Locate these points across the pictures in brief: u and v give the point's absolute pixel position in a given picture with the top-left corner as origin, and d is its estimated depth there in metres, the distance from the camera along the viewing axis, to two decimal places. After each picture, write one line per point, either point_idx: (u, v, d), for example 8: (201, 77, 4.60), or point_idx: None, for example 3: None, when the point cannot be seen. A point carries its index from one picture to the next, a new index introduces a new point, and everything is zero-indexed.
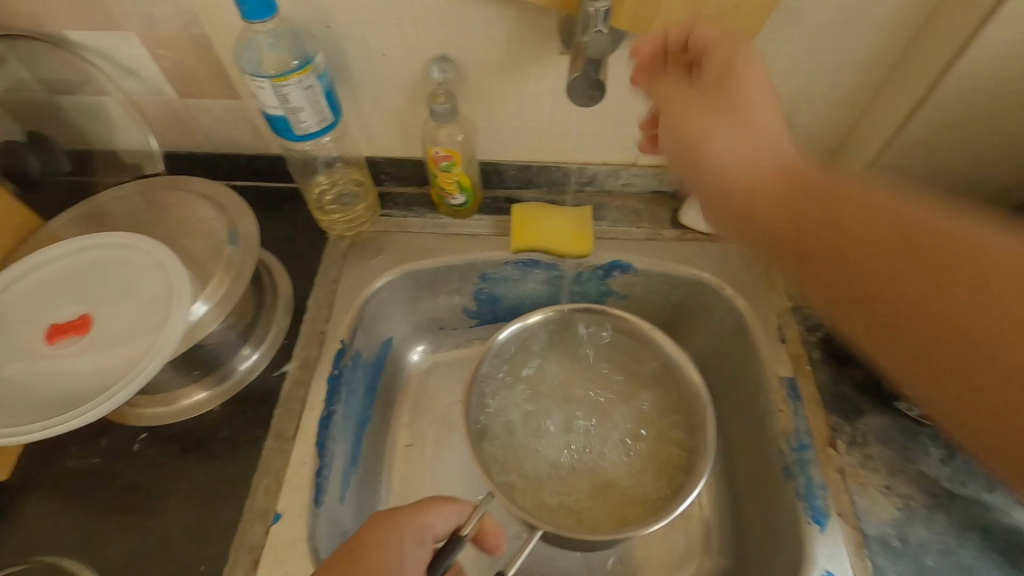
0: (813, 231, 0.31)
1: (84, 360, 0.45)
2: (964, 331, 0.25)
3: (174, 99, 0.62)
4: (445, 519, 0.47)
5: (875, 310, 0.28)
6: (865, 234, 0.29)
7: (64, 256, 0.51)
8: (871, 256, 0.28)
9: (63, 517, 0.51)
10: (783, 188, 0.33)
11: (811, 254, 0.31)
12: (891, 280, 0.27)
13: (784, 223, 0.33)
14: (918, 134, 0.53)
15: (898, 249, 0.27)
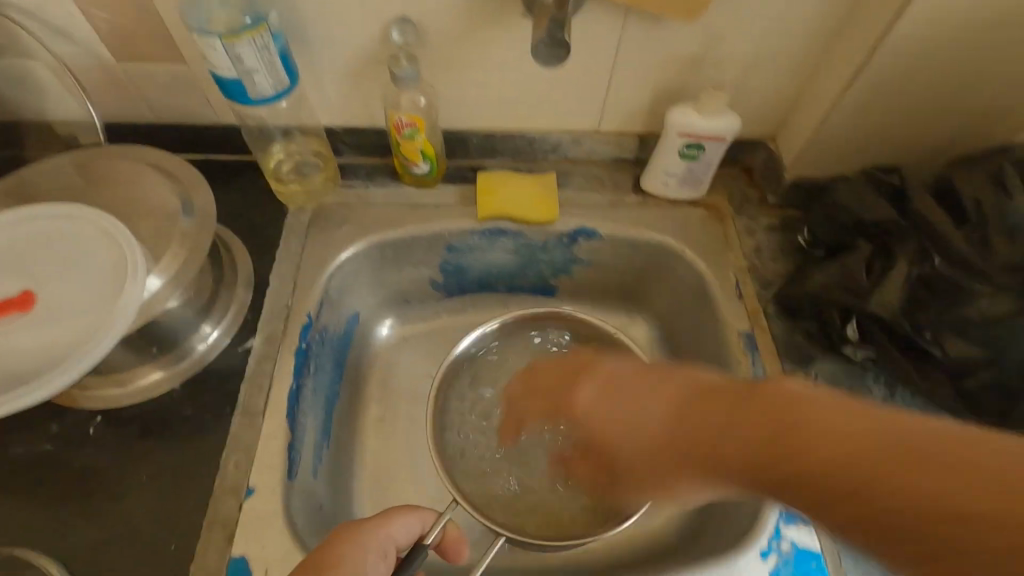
0: (766, 475, 0.29)
1: (28, 337, 0.43)
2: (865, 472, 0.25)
3: (112, 64, 0.58)
4: (410, 529, 0.46)
5: (856, 528, 0.26)
6: (867, 489, 0.25)
7: (2, 228, 0.48)
8: (862, 498, 0.26)
9: (12, 508, 0.49)
10: (669, 402, 0.36)
11: (777, 484, 0.29)
12: (829, 489, 0.27)
13: (796, 489, 0.28)
14: (861, 96, 0.56)
15: (890, 482, 0.25)
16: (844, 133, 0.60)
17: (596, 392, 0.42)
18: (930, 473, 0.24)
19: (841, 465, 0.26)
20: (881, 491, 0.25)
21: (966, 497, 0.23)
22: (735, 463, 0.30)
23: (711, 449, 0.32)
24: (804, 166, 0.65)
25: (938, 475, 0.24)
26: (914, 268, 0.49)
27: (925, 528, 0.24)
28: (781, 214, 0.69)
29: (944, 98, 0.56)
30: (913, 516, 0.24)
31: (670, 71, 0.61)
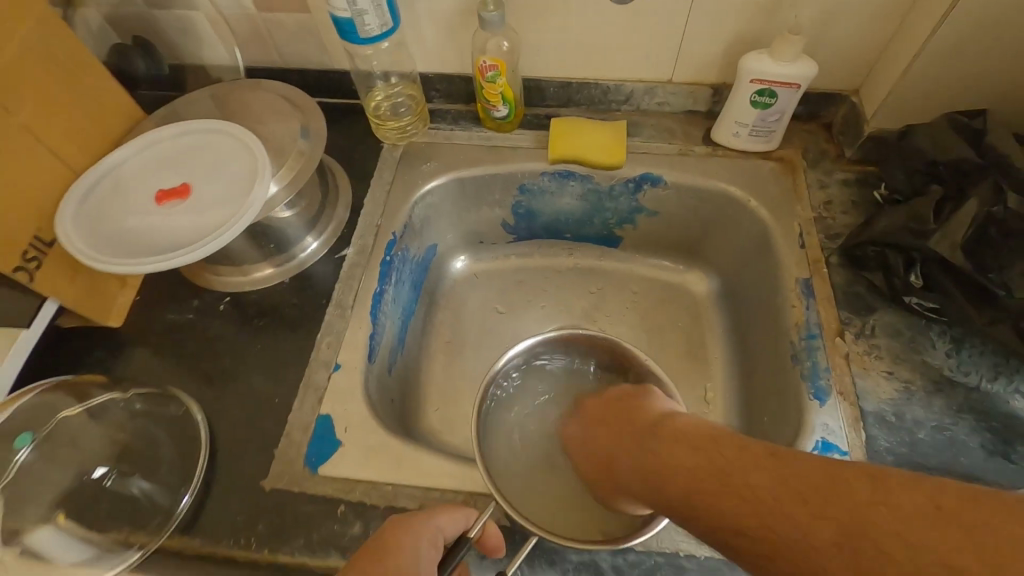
0: (663, 485, 0.41)
1: (184, 218, 0.54)
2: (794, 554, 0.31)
3: (253, 13, 0.69)
4: (455, 521, 0.45)
5: (724, 538, 0.36)
6: (729, 509, 0.35)
7: (174, 136, 0.60)
8: (723, 526, 0.36)
9: (157, 362, 0.61)
10: (621, 473, 0.46)
11: (668, 491, 0.41)
12: (711, 511, 0.37)
13: (682, 498, 0.39)
14: (952, 38, 0.54)
15: (742, 501, 0.35)
16: (933, 80, 0.58)
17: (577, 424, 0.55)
18: (752, 483, 0.35)
19: (701, 484, 0.38)
20: (727, 541, 0.35)
21: (788, 524, 0.32)
22: (637, 475, 0.44)
23: (636, 464, 0.45)
24: (886, 116, 0.63)
25: (766, 495, 0.34)
26: (984, 207, 0.48)
27: (746, 525, 0.34)
28: (858, 169, 0.68)
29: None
30: (752, 529, 0.34)
31: (749, 17, 0.61)
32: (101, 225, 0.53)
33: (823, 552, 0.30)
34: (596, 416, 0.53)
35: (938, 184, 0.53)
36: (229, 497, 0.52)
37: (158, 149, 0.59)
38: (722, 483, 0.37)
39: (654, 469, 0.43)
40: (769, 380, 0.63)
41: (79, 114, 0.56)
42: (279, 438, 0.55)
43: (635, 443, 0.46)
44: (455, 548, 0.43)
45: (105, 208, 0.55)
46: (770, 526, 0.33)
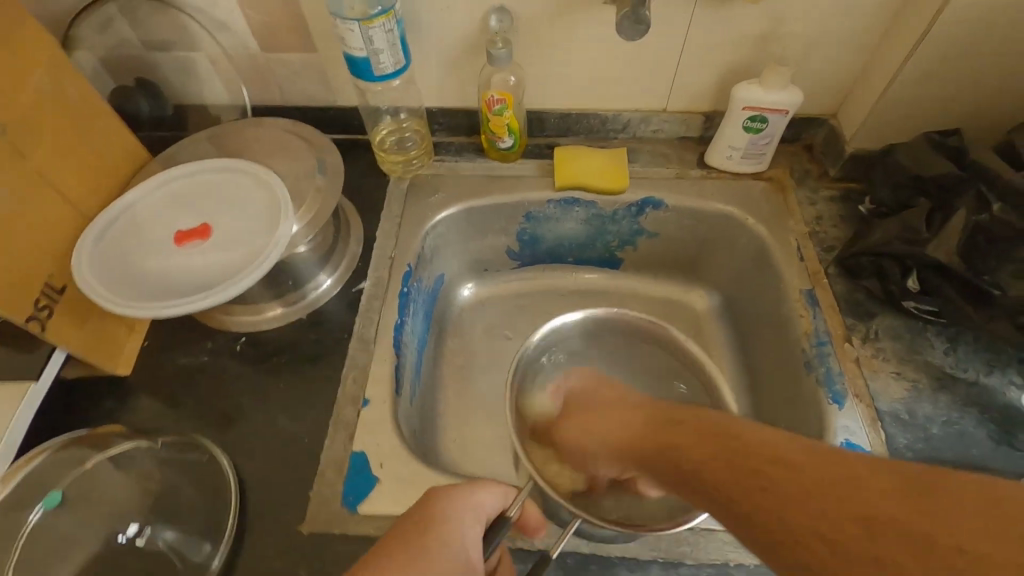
0: (696, 420, 0.40)
1: (207, 258, 0.54)
2: (832, 500, 0.29)
3: (258, 53, 0.70)
4: (496, 499, 0.47)
5: (751, 466, 0.33)
6: (775, 445, 0.34)
7: (186, 176, 0.59)
8: (757, 457, 0.34)
9: (171, 409, 0.58)
10: (639, 417, 0.46)
11: (699, 427, 0.39)
12: (750, 443, 0.35)
13: (717, 426, 0.38)
14: (923, 66, 0.60)
15: (795, 444, 0.33)
16: (907, 104, 0.64)
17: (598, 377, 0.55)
18: (798, 450, 0.33)
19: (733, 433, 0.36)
20: (754, 470, 0.33)
21: (834, 471, 0.30)
22: (664, 412, 0.44)
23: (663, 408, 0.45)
24: (866, 137, 0.68)
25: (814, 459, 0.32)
26: (972, 215, 0.52)
27: (791, 460, 0.32)
28: (843, 185, 0.73)
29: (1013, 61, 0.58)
30: (797, 462, 0.32)
31: (737, 51, 0.66)
32: (121, 266, 0.52)
33: (883, 496, 0.28)
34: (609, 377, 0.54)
35: (925, 197, 0.58)
36: (266, 544, 0.50)
37: (172, 189, 0.58)
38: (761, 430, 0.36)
39: (689, 409, 0.42)
40: (780, 387, 0.66)
41: (92, 158, 0.56)
42: (312, 479, 0.53)
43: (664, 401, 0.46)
44: (496, 525, 0.46)
45: (124, 248, 0.54)
46: (817, 468, 0.31)
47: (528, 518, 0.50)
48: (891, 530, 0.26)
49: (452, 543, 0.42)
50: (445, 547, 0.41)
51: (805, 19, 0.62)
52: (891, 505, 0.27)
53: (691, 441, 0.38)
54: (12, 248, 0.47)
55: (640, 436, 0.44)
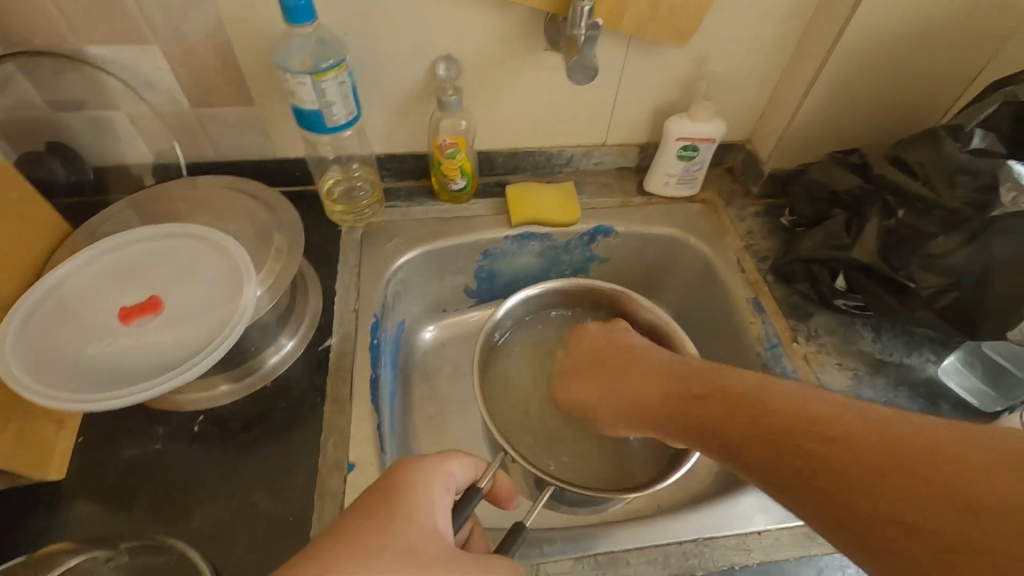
0: (725, 388, 0.45)
1: (162, 335, 0.49)
2: (869, 473, 0.32)
3: (189, 109, 0.66)
4: (467, 472, 0.48)
5: (801, 449, 0.36)
6: (827, 424, 0.36)
7: (124, 245, 0.54)
8: (809, 438, 0.36)
9: (123, 510, 0.51)
10: (664, 388, 0.50)
11: (726, 402, 0.44)
12: (794, 423, 0.38)
13: (750, 399, 0.42)
14: (820, 97, 0.69)
15: (849, 423, 0.35)
16: (811, 129, 0.73)
17: (605, 356, 0.58)
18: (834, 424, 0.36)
19: (766, 409, 0.40)
20: (805, 451, 0.36)
21: (874, 446, 0.33)
22: (677, 387, 0.49)
23: (684, 376, 0.49)
24: (779, 158, 0.77)
25: (851, 436, 0.34)
26: (881, 223, 0.60)
27: (844, 437, 0.35)
28: (764, 202, 0.81)
29: (888, 89, 0.69)
30: (854, 440, 0.34)
31: (665, 89, 0.73)
32: (53, 356, 0.46)
33: (963, 472, 0.29)
34: (617, 356, 0.56)
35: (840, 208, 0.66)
36: None
37: (109, 261, 0.53)
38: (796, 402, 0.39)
39: (700, 382, 0.47)
40: None
41: (6, 235, 0.49)
42: None
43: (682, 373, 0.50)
44: (466, 497, 0.48)
45: (55, 334, 0.48)
46: (880, 446, 0.33)
47: (500, 489, 0.55)
48: (984, 510, 0.27)
49: (423, 508, 0.41)
50: (411, 512, 0.40)
51: (718, 60, 0.70)
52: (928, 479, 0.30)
53: (726, 418, 0.43)
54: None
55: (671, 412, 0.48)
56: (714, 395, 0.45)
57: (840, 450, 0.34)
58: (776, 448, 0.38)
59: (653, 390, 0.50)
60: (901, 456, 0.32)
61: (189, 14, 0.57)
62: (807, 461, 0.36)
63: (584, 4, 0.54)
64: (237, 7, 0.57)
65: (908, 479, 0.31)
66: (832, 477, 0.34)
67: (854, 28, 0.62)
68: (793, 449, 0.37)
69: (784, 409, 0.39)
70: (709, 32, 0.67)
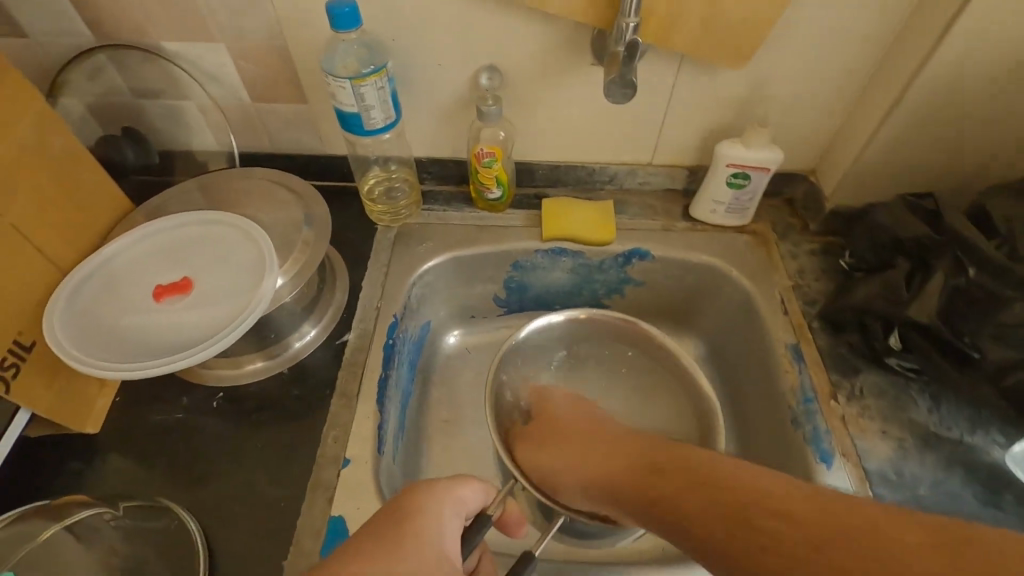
0: (684, 464, 0.44)
1: (188, 316, 0.53)
2: (819, 546, 0.32)
3: (249, 103, 0.70)
4: (478, 498, 0.49)
5: (752, 522, 0.36)
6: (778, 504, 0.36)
7: (169, 228, 0.59)
8: (759, 512, 0.36)
9: (144, 469, 0.56)
10: (622, 460, 0.49)
11: (683, 477, 0.42)
12: (745, 496, 0.38)
13: (698, 478, 0.41)
14: (897, 129, 0.62)
15: (797, 500, 0.35)
16: (883, 165, 0.66)
17: (566, 418, 0.59)
18: (781, 497, 0.36)
19: (713, 485, 0.40)
20: (756, 526, 0.35)
21: (823, 521, 0.33)
22: (640, 459, 0.47)
23: (643, 448, 0.49)
24: (844, 194, 0.70)
25: (797, 508, 0.35)
26: (949, 279, 0.53)
27: (793, 512, 0.35)
28: (823, 240, 0.74)
29: (983, 127, 0.61)
30: (800, 517, 0.34)
31: (719, 111, 0.68)
32: (99, 328, 0.51)
33: (901, 549, 0.29)
34: (585, 421, 0.57)
35: (903, 256, 0.59)
36: None
37: (155, 242, 0.58)
38: (744, 472, 0.40)
39: (666, 454, 0.46)
40: (766, 443, 0.66)
41: (74, 210, 0.55)
42: (289, 549, 0.51)
43: (630, 448, 0.50)
44: (477, 523, 0.48)
45: (100, 307, 0.53)
46: (826, 519, 0.33)
47: (509, 516, 0.55)
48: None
49: (430, 532, 0.42)
50: (419, 537, 0.41)
51: (782, 83, 0.65)
52: (875, 550, 0.30)
53: (671, 502, 0.42)
54: (23, 282, 0.50)
55: (618, 483, 0.47)
56: (659, 475, 0.44)
57: (791, 524, 0.34)
58: (728, 527, 0.37)
59: (602, 460, 0.50)
60: (844, 527, 0.32)
61: (252, 15, 0.61)
62: (757, 536, 0.35)
63: (629, 21, 0.53)
64: (295, 11, 0.60)
65: (850, 551, 0.30)
66: (781, 549, 0.33)
67: (941, 57, 0.55)
68: (742, 524, 0.36)
69: (732, 480, 0.39)
70: (773, 53, 0.62)
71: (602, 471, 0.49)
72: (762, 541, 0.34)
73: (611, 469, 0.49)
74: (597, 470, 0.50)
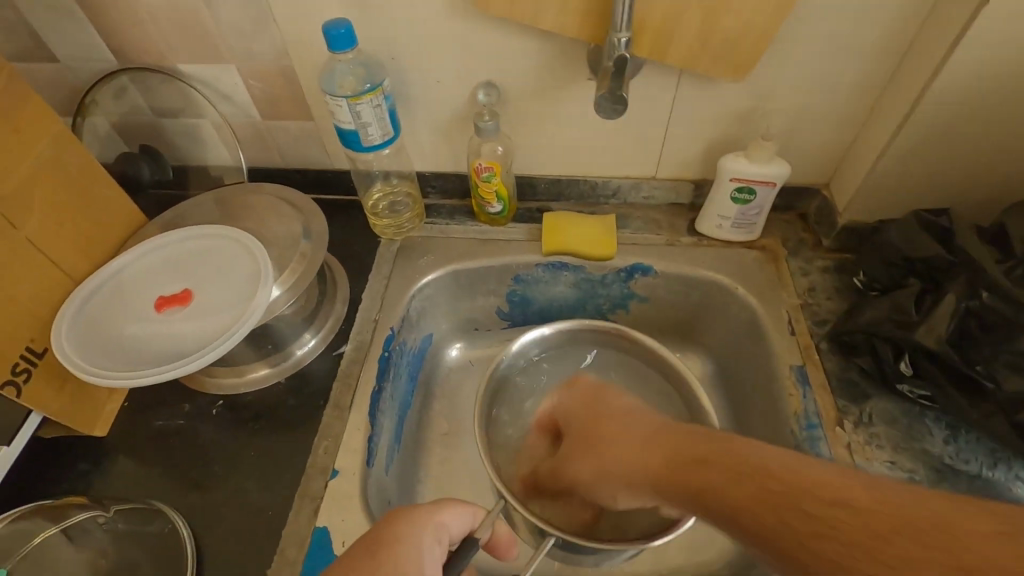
0: (727, 447, 0.39)
1: (187, 326, 0.55)
2: (887, 537, 0.29)
3: (259, 120, 0.73)
4: (463, 521, 0.48)
5: (806, 510, 0.33)
6: (826, 489, 0.33)
7: (175, 241, 0.62)
8: (812, 498, 0.33)
9: (145, 473, 0.59)
10: (655, 452, 0.44)
11: (724, 464, 0.38)
12: (795, 479, 0.35)
13: (737, 472, 0.37)
14: (911, 142, 0.59)
15: (852, 486, 0.33)
16: (898, 179, 0.62)
17: (586, 399, 0.55)
18: (833, 483, 0.33)
19: (759, 470, 0.36)
20: (810, 515, 0.32)
21: (889, 511, 0.30)
22: (678, 447, 0.43)
23: (678, 438, 0.44)
24: (858, 209, 0.67)
25: (853, 493, 0.32)
26: (962, 301, 0.50)
27: (849, 500, 0.32)
28: (836, 256, 0.71)
29: (1007, 138, 0.57)
30: (861, 503, 0.31)
31: (722, 124, 0.67)
32: (103, 337, 0.54)
33: (980, 543, 0.27)
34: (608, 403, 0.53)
35: (915, 276, 0.56)
36: None
37: (162, 254, 0.61)
38: (793, 459, 0.36)
39: (710, 440, 0.41)
40: None
41: (88, 224, 0.58)
42: (273, 556, 0.52)
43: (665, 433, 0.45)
44: (463, 547, 0.48)
45: (108, 317, 0.56)
46: (895, 511, 0.30)
47: (499, 540, 0.54)
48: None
49: (407, 564, 0.42)
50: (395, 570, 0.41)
51: (787, 95, 0.63)
52: (954, 539, 0.27)
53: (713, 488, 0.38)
54: (37, 292, 0.53)
55: (657, 474, 0.43)
56: (700, 464, 0.40)
57: (849, 513, 0.31)
58: (777, 517, 0.34)
59: (636, 448, 0.46)
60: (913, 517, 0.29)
61: (258, 37, 0.63)
62: (810, 526, 0.32)
63: (620, 36, 0.52)
64: (297, 33, 0.62)
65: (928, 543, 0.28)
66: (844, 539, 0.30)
67: (954, 67, 0.52)
68: (793, 512, 0.33)
69: (776, 465, 0.36)
70: (776, 65, 0.60)
71: (636, 460, 0.45)
72: (819, 530, 0.32)
73: (648, 459, 0.44)
74: (631, 459, 0.46)
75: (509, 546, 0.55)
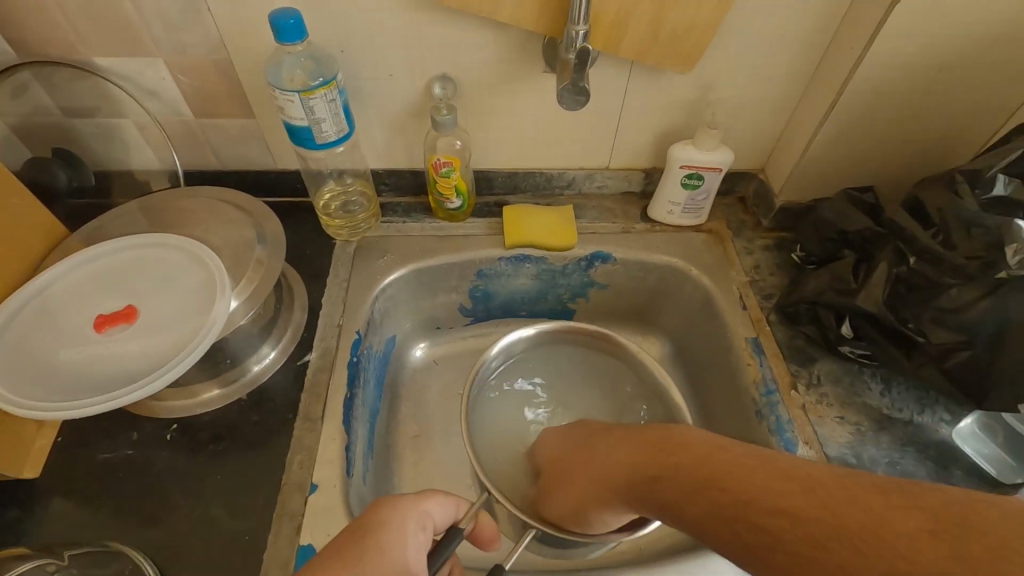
0: (693, 458, 0.41)
1: (133, 345, 0.50)
2: (826, 541, 0.30)
3: (191, 119, 0.67)
4: (445, 511, 0.47)
5: (761, 522, 0.34)
6: (770, 494, 0.35)
7: (110, 252, 0.56)
8: (760, 511, 0.34)
9: (92, 513, 0.53)
10: (633, 470, 0.45)
11: (689, 478, 0.40)
12: (744, 493, 0.36)
13: (698, 494, 0.39)
14: (836, 128, 0.65)
15: (794, 490, 0.34)
16: (826, 162, 0.69)
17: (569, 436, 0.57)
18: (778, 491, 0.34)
19: (720, 481, 0.38)
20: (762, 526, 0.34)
21: (829, 517, 0.31)
22: (652, 459, 0.44)
23: (645, 457, 0.45)
24: (792, 190, 0.73)
25: (797, 505, 0.33)
26: (892, 268, 0.56)
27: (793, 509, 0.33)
28: (774, 235, 0.77)
29: (915, 121, 0.64)
30: (805, 512, 0.32)
31: (669, 115, 0.70)
32: (29, 362, 0.48)
33: (909, 542, 0.28)
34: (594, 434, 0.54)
35: (849, 249, 0.63)
36: None
37: (92, 267, 0.55)
38: (750, 468, 0.37)
39: (680, 449, 0.43)
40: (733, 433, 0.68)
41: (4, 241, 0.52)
42: None
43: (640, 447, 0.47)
44: (447, 537, 0.47)
45: (35, 338, 0.49)
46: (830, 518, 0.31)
47: (481, 528, 0.53)
48: None
49: (391, 546, 0.41)
50: (382, 553, 0.40)
51: (727, 87, 0.67)
52: (883, 544, 0.28)
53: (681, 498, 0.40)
54: None
55: (638, 492, 0.44)
56: (669, 476, 0.42)
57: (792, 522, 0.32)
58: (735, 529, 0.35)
59: (614, 466, 0.47)
60: (848, 521, 0.30)
61: (190, 29, 0.58)
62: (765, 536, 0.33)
63: (578, 29, 0.53)
64: (236, 24, 0.58)
65: (860, 545, 0.29)
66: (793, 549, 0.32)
67: (871, 59, 0.58)
68: (747, 525, 0.34)
69: (732, 478, 0.37)
70: (717, 56, 0.64)
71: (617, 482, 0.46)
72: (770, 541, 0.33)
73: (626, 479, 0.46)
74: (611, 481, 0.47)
75: (492, 538, 0.54)
